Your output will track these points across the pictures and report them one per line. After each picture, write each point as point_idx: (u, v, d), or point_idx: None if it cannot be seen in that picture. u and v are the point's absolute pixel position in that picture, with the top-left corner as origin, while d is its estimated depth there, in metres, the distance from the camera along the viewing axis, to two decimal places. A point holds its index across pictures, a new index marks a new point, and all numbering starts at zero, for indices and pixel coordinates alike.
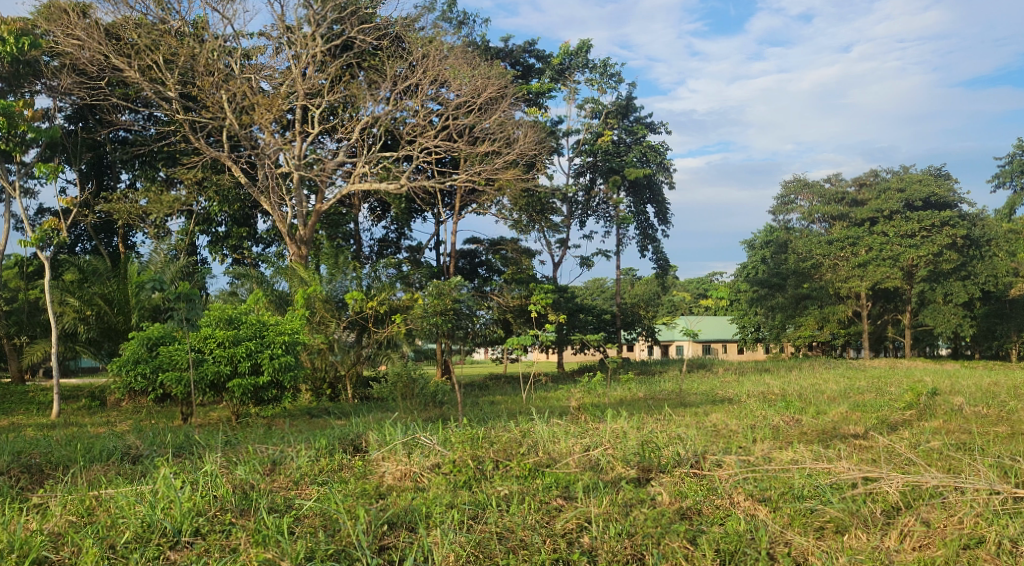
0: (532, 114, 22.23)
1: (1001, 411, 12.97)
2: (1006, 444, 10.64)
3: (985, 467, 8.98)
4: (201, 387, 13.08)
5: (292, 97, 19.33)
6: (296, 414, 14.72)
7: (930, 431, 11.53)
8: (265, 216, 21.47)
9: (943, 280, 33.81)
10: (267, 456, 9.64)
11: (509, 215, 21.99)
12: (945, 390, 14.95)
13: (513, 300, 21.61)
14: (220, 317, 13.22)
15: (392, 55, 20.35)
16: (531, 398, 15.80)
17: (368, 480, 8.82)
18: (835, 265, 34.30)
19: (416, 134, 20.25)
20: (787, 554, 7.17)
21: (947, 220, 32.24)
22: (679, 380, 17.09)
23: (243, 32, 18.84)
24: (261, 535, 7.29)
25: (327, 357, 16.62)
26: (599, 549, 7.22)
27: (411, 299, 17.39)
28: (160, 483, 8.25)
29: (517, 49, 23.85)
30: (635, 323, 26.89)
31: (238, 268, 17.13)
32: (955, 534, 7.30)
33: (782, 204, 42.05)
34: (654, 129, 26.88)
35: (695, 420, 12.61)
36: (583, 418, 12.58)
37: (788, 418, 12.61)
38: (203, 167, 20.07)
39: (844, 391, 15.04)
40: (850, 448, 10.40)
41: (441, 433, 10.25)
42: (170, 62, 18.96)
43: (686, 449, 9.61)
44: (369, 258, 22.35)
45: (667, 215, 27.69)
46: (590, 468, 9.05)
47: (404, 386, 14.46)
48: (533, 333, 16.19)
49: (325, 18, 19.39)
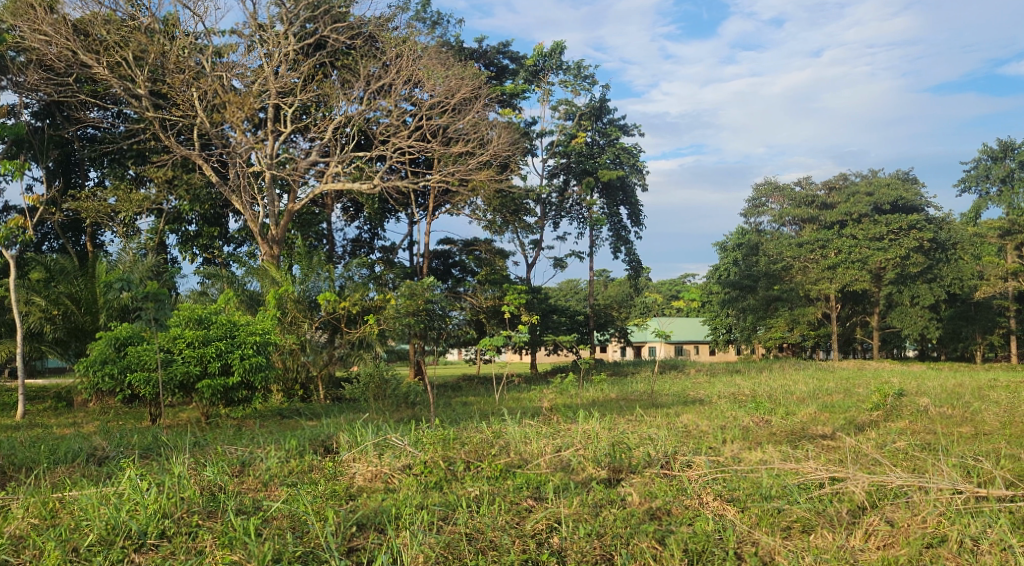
0: (506, 115, 22.28)
1: (965, 412, 13.23)
2: (969, 444, 10.84)
3: (948, 467, 9.13)
4: (170, 388, 12.94)
5: (264, 96, 19.21)
6: (267, 415, 14.65)
7: (896, 431, 11.72)
8: (237, 215, 21.32)
9: (910, 282, 34.21)
10: (237, 457, 9.60)
11: (483, 215, 21.98)
12: (912, 391, 15.23)
13: (487, 301, 21.71)
14: (189, 317, 13.13)
15: (366, 55, 20.29)
16: (504, 398, 15.88)
17: (339, 482, 8.78)
18: (805, 267, 34.99)
19: (389, 133, 20.20)
20: (754, 554, 7.21)
21: (914, 224, 32.89)
22: (651, 381, 17.26)
23: (214, 29, 18.70)
24: (227, 537, 7.25)
25: (299, 357, 16.40)
26: (568, 549, 7.24)
27: (384, 299, 17.38)
28: (126, 485, 8.17)
29: (491, 49, 23.85)
30: (607, 325, 26.98)
31: (209, 267, 17.00)
32: (918, 533, 7.38)
33: (753, 207, 42.37)
34: (627, 130, 26.99)
35: (666, 421, 12.73)
36: (553, 419, 12.59)
37: (758, 419, 12.70)
38: (173, 165, 19.88)
39: (813, 392, 15.27)
40: (818, 448, 10.55)
41: (412, 433, 10.24)
42: (140, 59, 18.75)
43: (657, 450, 9.66)
44: (343, 258, 22.26)
45: (640, 217, 27.81)
46: (562, 469, 9.11)
47: (376, 387, 14.37)
48: (505, 333, 16.19)
49: (297, 16, 19.35)
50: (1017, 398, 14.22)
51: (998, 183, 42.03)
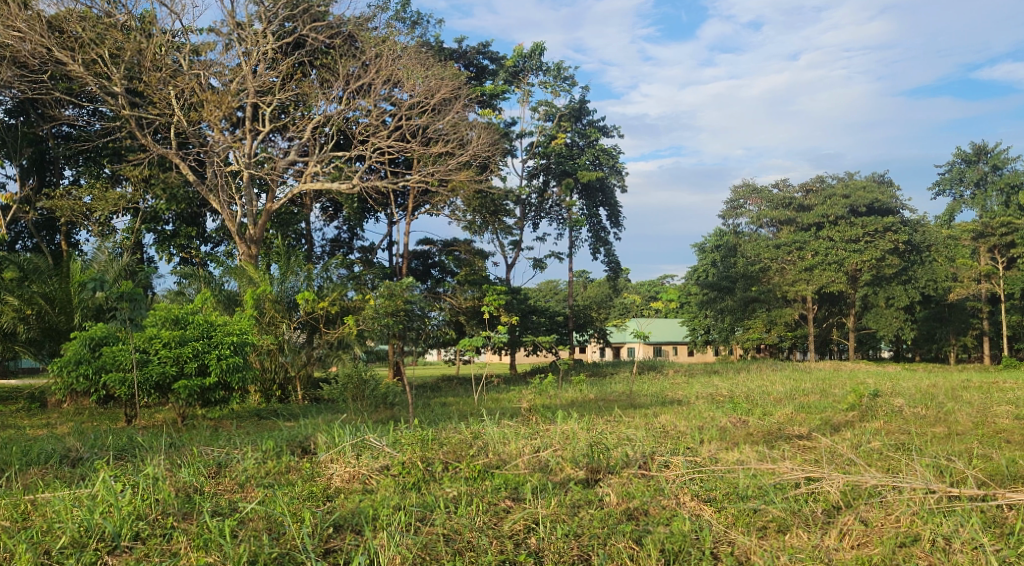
0: (486, 115, 22.28)
1: (939, 412, 13.39)
2: (942, 444, 10.98)
3: (922, 467, 9.23)
4: (146, 389, 12.80)
5: (242, 95, 19.09)
6: (244, 416, 14.54)
7: (871, 431, 11.85)
8: (215, 215, 21.18)
9: (886, 284, 34.58)
10: (213, 459, 9.50)
11: (463, 216, 21.96)
12: (887, 391, 15.40)
13: (466, 301, 21.73)
14: (166, 317, 13.02)
15: (345, 55, 20.22)
16: (483, 398, 15.91)
17: (316, 483, 8.73)
18: (782, 268, 35.34)
19: (369, 133, 20.14)
20: (730, 554, 7.26)
21: (891, 225, 32.99)
22: (630, 382, 17.34)
23: (192, 27, 18.56)
24: (202, 539, 7.21)
25: (277, 358, 16.31)
26: (546, 549, 7.25)
27: (363, 299, 17.39)
28: (100, 486, 8.09)
29: (471, 50, 23.85)
30: (587, 325, 27.07)
31: (185, 267, 16.89)
32: (892, 533, 7.46)
33: (732, 208, 42.63)
34: (606, 132, 27.05)
35: (644, 421, 12.80)
36: (531, 420, 12.60)
37: (735, 419, 12.80)
38: (150, 164, 19.70)
39: (790, 392, 15.40)
40: (794, 448, 10.63)
41: (390, 434, 10.21)
42: (116, 56, 18.56)
43: (635, 450, 9.71)
44: (321, 258, 22.16)
45: (620, 218, 27.89)
46: (540, 469, 9.14)
47: (355, 387, 14.32)
48: (485, 332, 16.16)
49: (276, 15, 19.22)
50: (988, 398, 14.44)
51: (973, 186, 42.57)
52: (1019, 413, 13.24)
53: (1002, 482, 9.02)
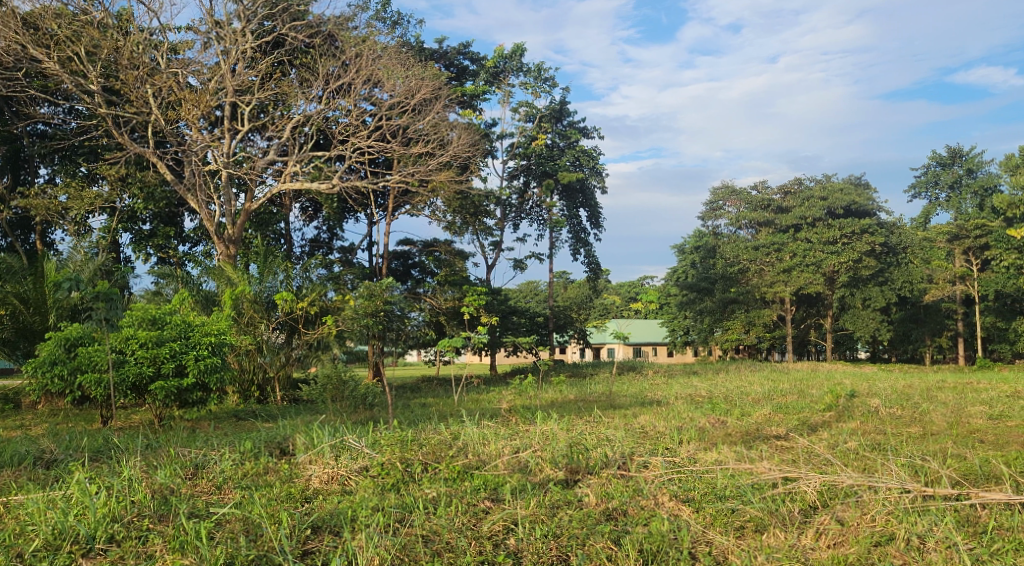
0: (466, 116, 22.26)
1: (914, 412, 13.54)
2: (917, 444, 11.10)
3: (897, 467, 9.31)
4: (122, 389, 12.65)
5: (221, 94, 18.98)
6: (222, 417, 14.42)
7: (848, 431, 11.97)
8: (193, 215, 21.02)
9: (863, 285, 34.90)
10: (190, 460, 9.41)
11: (443, 216, 21.92)
12: (863, 392, 15.54)
13: (447, 302, 21.73)
14: (143, 317, 12.92)
15: (324, 54, 20.13)
16: (463, 399, 15.88)
17: (294, 484, 8.68)
18: (760, 270, 35.77)
19: (348, 133, 20.07)
20: (708, 553, 7.29)
21: (867, 228, 33.53)
22: (609, 382, 17.40)
23: (169, 25, 18.41)
24: (179, 541, 7.16)
25: (255, 358, 16.20)
26: (524, 550, 7.25)
27: (343, 299, 17.44)
28: (73, 488, 8.01)
29: (451, 50, 23.83)
30: (567, 326, 27.15)
31: (162, 267, 16.75)
32: (867, 532, 7.51)
33: (711, 210, 42.79)
34: (587, 133, 27.08)
35: (623, 421, 12.83)
36: (509, 421, 12.60)
37: (714, 420, 12.89)
38: (127, 163, 19.51)
39: (768, 392, 15.51)
40: (772, 448, 10.70)
41: (368, 435, 10.15)
42: (92, 54, 18.38)
43: (614, 451, 9.74)
44: (301, 258, 22.05)
45: (600, 220, 27.95)
46: (519, 470, 9.14)
47: (334, 388, 14.28)
48: (465, 333, 16.13)
49: (255, 13, 19.08)
50: (962, 398, 14.64)
51: (947, 189, 43.07)
52: (992, 413, 13.43)
53: (976, 481, 9.13)
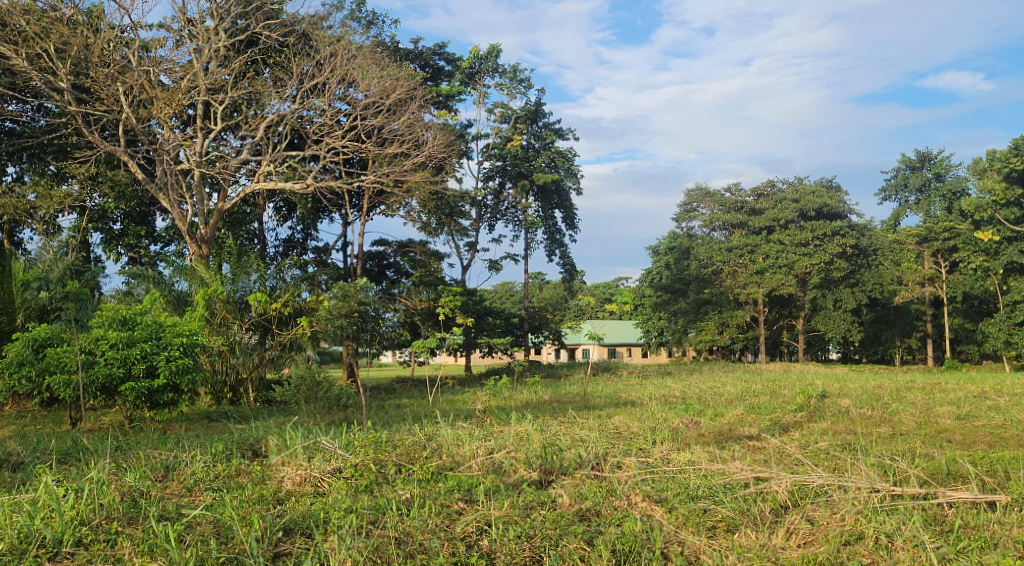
0: (442, 116, 22.23)
1: (884, 413, 13.70)
2: (887, 444, 11.22)
3: (867, 466, 9.40)
4: (91, 391, 12.48)
5: (193, 93, 18.82)
6: (194, 418, 14.28)
7: (819, 432, 12.09)
8: (165, 214, 20.80)
9: (834, 287, 35.35)
10: (161, 462, 9.31)
11: (418, 216, 21.85)
12: (834, 392, 15.70)
13: (422, 303, 21.71)
14: (113, 318, 12.77)
15: (299, 53, 20.03)
16: (438, 401, 15.81)
17: (266, 487, 8.62)
18: (734, 271, 35.43)
19: (323, 133, 19.98)
20: (680, 553, 7.32)
21: (839, 230, 33.96)
22: (584, 384, 17.40)
23: (141, 22, 18.20)
24: (147, 544, 7.09)
25: (228, 359, 16.04)
26: (497, 551, 7.25)
27: (317, 300, 17.34)
28: (40, 491, 7.90)
29: (426, 50, 23.79)
30: (543, 326, 27.39)
31: (133, 267, 16.60)
32: (837, 531, 7.58)
33: (685, 212, 43.08)
34: (562, 135, 27.13)
35: (597, 422, 12.88)
36: (484, 421, 12.65)
37: (687, 420, 13.00)
38: (97, 161, 19.29)
39: (740, 393, 15.62)
40: (744, 448, 10.77)
41: (342, 437, 10.09)
42: (61, 51, 18.13)
43: (588, 451, 9.75)
44: (275, 258, 21.88)
45: (575, 221, 28.00)
46: (493, 471, 9.14)
47: (308, 389, 14.23)
48: (440, 334, 16.06)
49: (228, 12, 18.95)
50: (930, 399, 14.86)
51: (916, 192, 43.63)
52: (960, 413, 13.63)
53: (943, 481, 9.23)
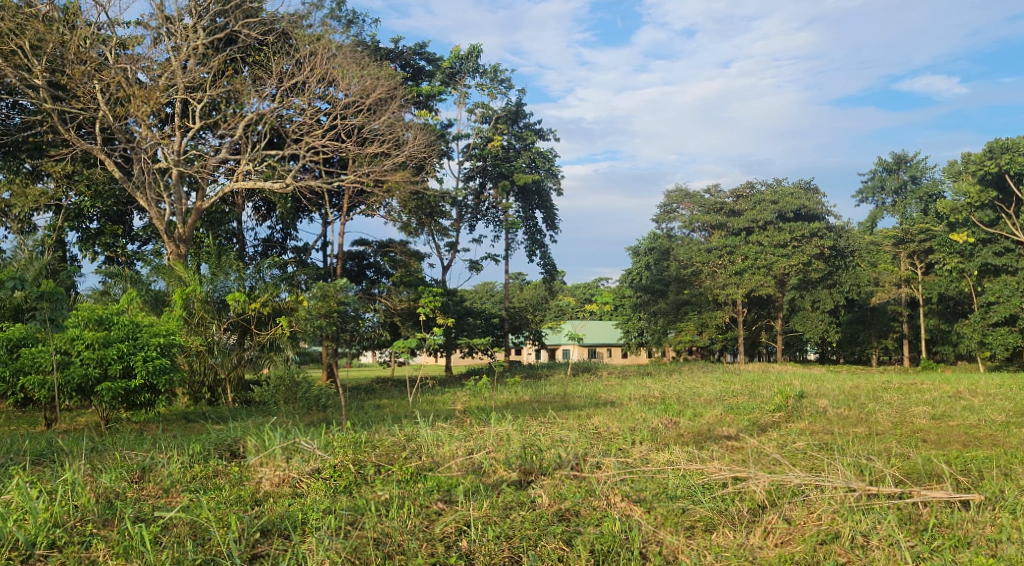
0: (422, 116, 22.20)
1: (860, 413, 13.81)
2: (863, 444, 11.31)
3: (844, 466, 9.46)
4: (67, 391, 12.35)
5: (171, 91, 18.66)
6: (171, 419, 14.15)
7: (797, 432, 12.18)
8: (142, 213, 20.61)
9: (812, 288, 35.55)
10: (136, 464, 9.21)
11: (398, 216, 21.81)
12: (812, 393, 15.79)
13: (402, 303, 21.66)
14: (89, 317, 12.57)
15: (278, 52, 19.97)
16: (418, 401, 15.75)
17: (244, 487, 8.55)
18: (713, 272, 36.03)
19: (303, 132, 19.90)
20: (659, 553, 7.35)
21: (816, 232, 34.05)
22: (564, 384, 17.36)
23: (118, 20, 18.03)
24: (122, 547, 7.03)
25: (206, 359, 15.93)
26: (476, 552, 7.25)
27: (296, 300, 17.21)
28: (13, 493, 7.80)
29: (406, 50, 23.76)
30: (522, 327, 27.44)
31: (110, 267, 16.47)
32: (814, 530, 7.63)
33: (665, 213, 43.24)
34: (542, 135, 27.16)
35: (577, 423, 12.90)
36: (464, 421, 12.68)
37: (666, 420, 13.06)
38: (73, 159, 19.09)
39: (720, 394, 15.65)
40: (723, 449, 10.82)
41: (321, 437, 10.06)
42: (36, 48, 17.92)
43: (568, 451, 9.75)
44: (254, 258, 21.76)
45: (556, 221, 28.04)
46: (472, 471, 9.12)
47: (286, 390, 14.17)
48: (420, 335, 15.98)
49: (207, 10, 18.84)
50: (906, 399, 15.02)
51: (893, 194, 44.04)
52: (935, 413, 13.78)
53: (919, 481, 9.30)
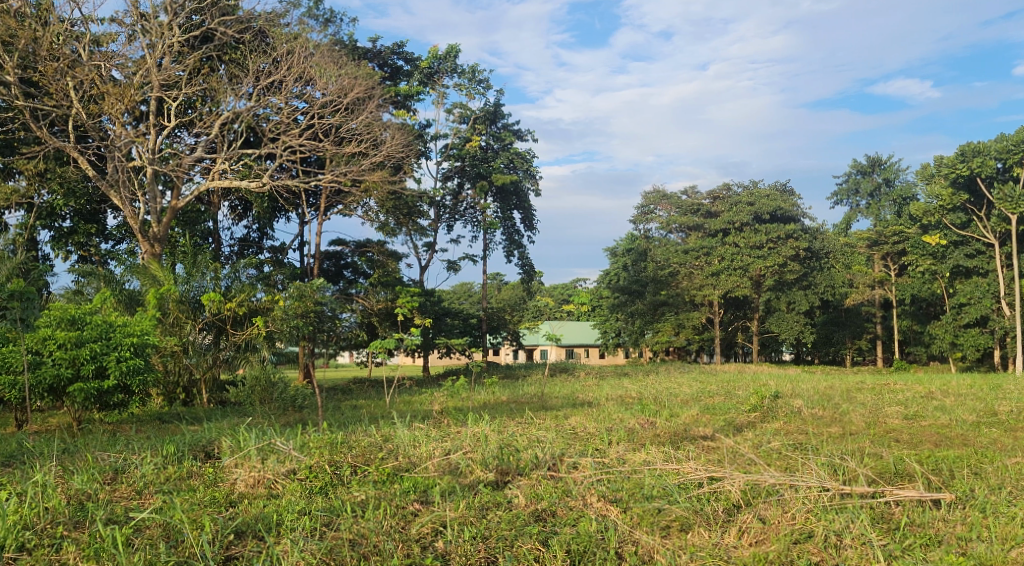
0: (400, 116, 22.18)
1: (835, 413, 13.94)
2: (837, 444, 11.40)
3: (818, 466, 9.53)
4: (38, 391, 12.19)
5: (146, 88, 18.49)
6: (146, 419, 14.01)
7: (772, 432, 12.26)
8: (116, 212, 20.42)
9: (788, 289, 35.60)
10: (109, 464, 9.13)
11: (376, 216, 21.75)
12: (786, 393, 15.90)
13: (379, 303, 21.63)
14: (61, 317, 12.39)
15: (254, 50, 19.84)
16: (395, 402, 15.69)
17: (218, 489, 8.47)
18: (690, 274, 36.29)
19: (280, 131, 19.79)
20: (635, 553, 7.38)
21: (791, 233, 34.20)
22: (542, 384, 17.34)
23: (92, 16, 17.83)
24: (94, 549, 6.97)
25: (181, 360, 15.84)
26: (452, 552, 7.23)
27: (273, 300, 17.08)
28: None
29: (384, 50, 23.69)
30: (500, 327, 27.46)
31: (83, 266, 16.30)
32: (787, 530, 7.68)
33: (643, 214, 43.48)
34: (520, 136, 27.17)
35: (554, 422, 12.95)
36: (441, 421, 12.72)
37: (643, 420, 13.13)
38: (45, 157, 18.86)
39: (696, 395, 15.70)
40: (698, 449, 10.87)
41: (297, 437, 10.03)
42: (8, 44, 17.68)
43: (545, 451, 9.77)
44: (230, 258, 21.62)
45: (533, 221, 28.07)
46: (449, 472, 9.10)
47: (262, 391, 14.00)
48: (398, 335, 15.89)
49: (183, 7, 18.71)
50: (879, 399, 15.19)
51: (867, 197, 44.40)
52: (908, 413, 13.95)
53: (891, 480, 9.38)
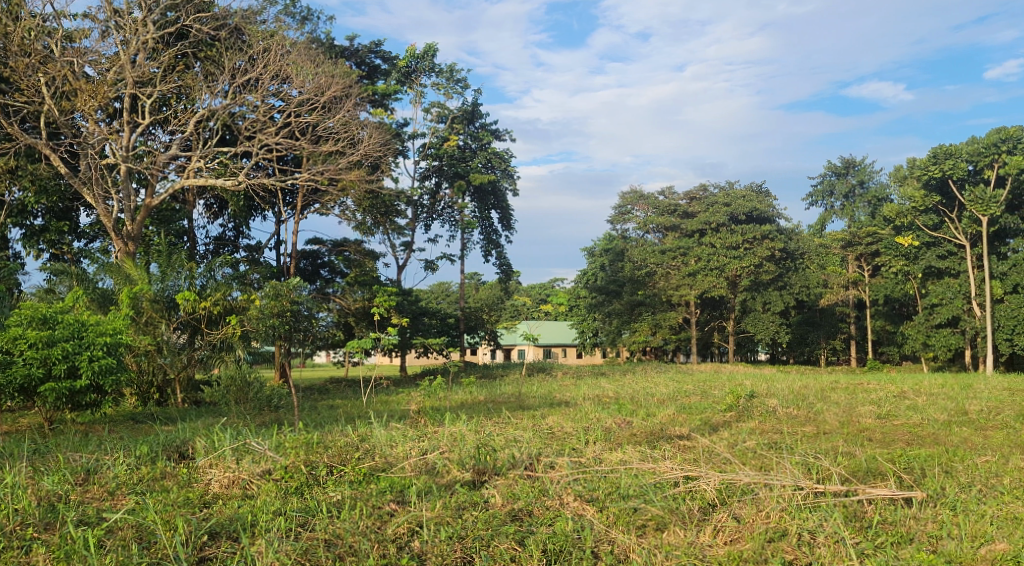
0: (378, 114, 22.10)
1: (809, 412, 14.07)
2: (811, 443, 11.48)
3: (792, 465, 9.61)
4: (9, 391, 12.00)
5: (120, 85, 18.30)
6: (119, 419, 13.85)
7: (747, 431, 12.33)
8: (90, 209, 20.19)
9: (763, 289, 36.05)
10: (81, 465, 9.03)
11: (353, 215, 21.66)
12: (762, 393, 15.99)
13: (356, 303, 21.57)
14: (33, 316, 12.17)
15: (231, 47, 19.62)
16: (372, 401, 15.62)
17: (193, 489, 8.42)
18: (667, 274, 36.61)
19: (256, 129, 19.67)
20: (610, 552, 7.41)
21: (767, 233, 34.58)
22: (519, 384, 17.29)
23: (64, 12, 17.63)
24: (64, 551, 6.89)
25: (155, 359, 15.75)
26: (428, 552, 7.23)
27: (248, 299, 16.94)
28: None
29: (362, 48, 23.60)
30: (477, 327, 27.42)
31: (55, 264, 16.10)
32: (762, 528, 7.74)
33: (620, 214, 43.70)
34: (498, 136, 27.17)
35: (531, 422, 12.97)
36: (417, 421, 12.68)
37: (620, 420, 13.16)
38: (16, 154, 18.61)
39: (673, 394, 15.78)
40: (674, 448, 10.94)
41: (272, 437, 9.96)
42: None
43: (521, 452, 9.75)
44: (205, 257, 21.43)
45: (511, 221, 28.07)
46: (426, 472, 9.07)
47: (238, 390, 13.73)
48: (375, 334, 15.80)
49: (157, 4, 18.52)
50: (853, 399, 15.32)
51: (842, 198, 44.87)
52: (880, 413, 14.06)
53: (864, 479, 9.48)
